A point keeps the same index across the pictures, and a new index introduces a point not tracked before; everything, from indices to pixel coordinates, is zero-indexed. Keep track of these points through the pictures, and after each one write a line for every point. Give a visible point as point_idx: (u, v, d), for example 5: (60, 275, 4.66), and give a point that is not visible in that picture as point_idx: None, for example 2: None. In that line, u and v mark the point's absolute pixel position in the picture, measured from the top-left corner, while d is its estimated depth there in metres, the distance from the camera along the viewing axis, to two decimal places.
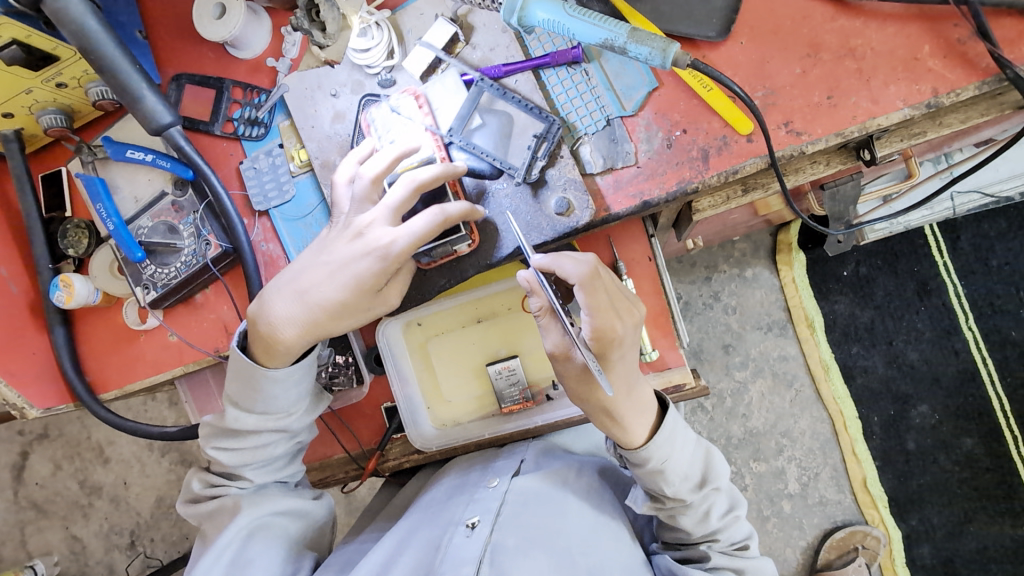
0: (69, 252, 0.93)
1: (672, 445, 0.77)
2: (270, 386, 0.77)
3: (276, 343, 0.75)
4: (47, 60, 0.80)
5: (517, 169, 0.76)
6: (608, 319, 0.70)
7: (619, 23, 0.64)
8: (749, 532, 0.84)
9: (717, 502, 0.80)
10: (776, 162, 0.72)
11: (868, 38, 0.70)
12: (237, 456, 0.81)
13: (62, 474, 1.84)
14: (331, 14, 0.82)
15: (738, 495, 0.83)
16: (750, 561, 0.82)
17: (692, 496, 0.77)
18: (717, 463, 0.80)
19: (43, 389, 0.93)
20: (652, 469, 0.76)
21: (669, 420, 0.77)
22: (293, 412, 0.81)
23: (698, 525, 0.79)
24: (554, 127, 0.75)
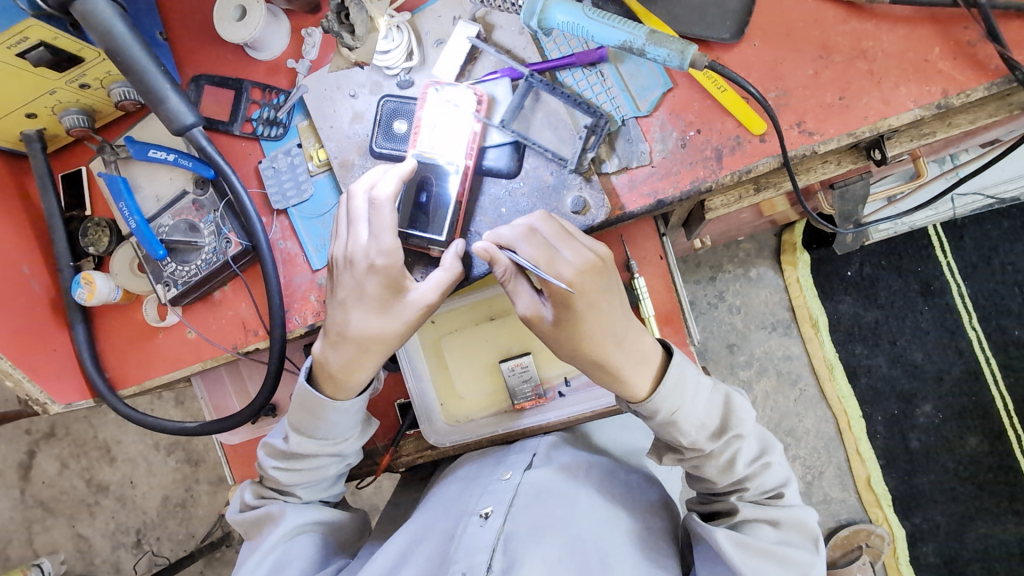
0: (90, 250, 0.95)
1: (682, 393, 0.77)
2: (336, 416, 0.81)
3: (348, 381, 0.79)
4: (73, 62, 0.82)
5: (569, 159, 0.77)
6: (560, 267, 0.70)
7: (638, 25, 0.66)
8: (786, 477, 0.81)
9: (742, 448, 0.79)
10: (790, 162, 0.73)
11: (879, 40, 0.71)
12: (294, 475, 0.84)
13: (70, 473, 1.85)
14: (359, 16, 0.83)
15: (768, 440, 0.81)
16: (787, 509, 0.78)
17: (710, 445, 0.78)
18: (737, 408, 0.79)
19: (65, 384, 0.94)
20: (663, 420, 0.77)
21: (674, 367, 0.77)
22: (348, 437, 0.85)
23: (722, 474, 0.79)
24: (602, 121, 0.76)
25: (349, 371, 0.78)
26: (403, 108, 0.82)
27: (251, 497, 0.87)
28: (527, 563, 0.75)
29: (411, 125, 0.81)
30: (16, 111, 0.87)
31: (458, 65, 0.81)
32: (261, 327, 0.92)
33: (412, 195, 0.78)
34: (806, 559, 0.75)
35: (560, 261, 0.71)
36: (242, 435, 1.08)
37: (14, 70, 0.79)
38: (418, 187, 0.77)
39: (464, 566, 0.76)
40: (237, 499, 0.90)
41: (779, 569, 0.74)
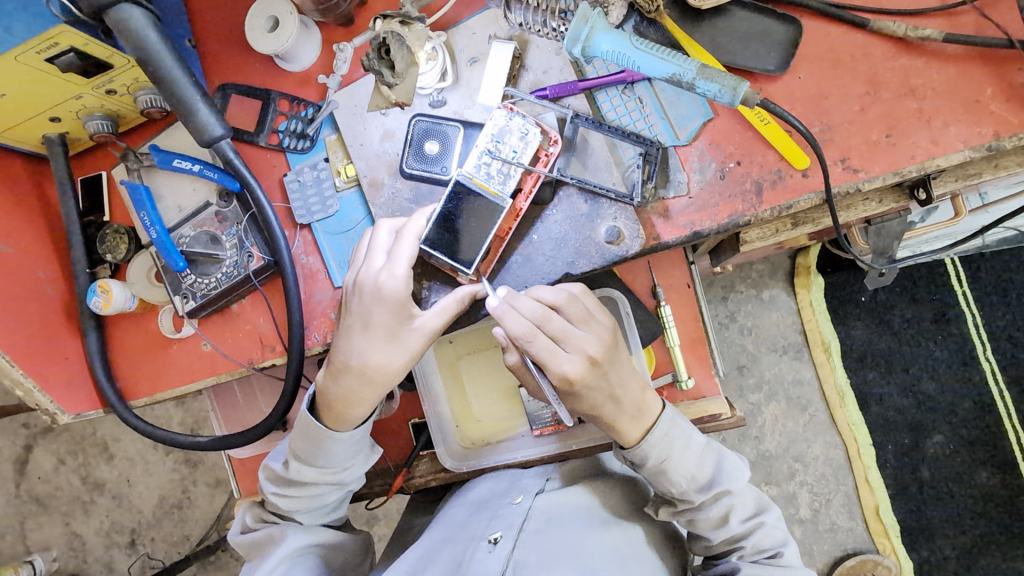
0: (107, 257, 0.92)
1: (672, 445, 0.75)
2: (336, 446, 0.79)
3: (349, 416, 0.76)
4: (101, 68, 0.80)
5: (631, 195, 0.75)
6: (563, 365, 0.69)
7: (688, 58, 0.65)
8: (784, 538, 0.77)
9: (737, 503, 0.76)
10: (832, 199, 0.71)
11: (929, 78, 0.69)
12: (293, 502, 0.82)
13: (66, 469, 1.83)
14: (400, 53, 0.79)
15: (764, 499, 0.78)
16: (788, 569, 0.74)
17: (700, 498, 0.75)
18: (728, 463, 0.76)
19: (76, 394, 0.92)
20: (653, 468, 0.75)
21: (665, 420, 0.75)
22: (349, 466, 0.82)
23: (716, 529, 0.76)
24: (655, 150, 0.75)
25: (348, 404, 0.75)
26: (435, 128, 0.80)
27: (252, 521, 0.85)
28: None
29: (443, 147, 0.80)
30: (40, 115, 0.85)
31: (502, 87, 0.79)
32: (279, 343, 0.90)
33: (445, 215, 0.74)
34: None
35: (561, 359, 0.69)
36: (251, 449, 1.06)
37: (42, 75, 0.78)
38: (450, 206, 0.74)
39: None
40: (237, 522, 0.87)
41: None
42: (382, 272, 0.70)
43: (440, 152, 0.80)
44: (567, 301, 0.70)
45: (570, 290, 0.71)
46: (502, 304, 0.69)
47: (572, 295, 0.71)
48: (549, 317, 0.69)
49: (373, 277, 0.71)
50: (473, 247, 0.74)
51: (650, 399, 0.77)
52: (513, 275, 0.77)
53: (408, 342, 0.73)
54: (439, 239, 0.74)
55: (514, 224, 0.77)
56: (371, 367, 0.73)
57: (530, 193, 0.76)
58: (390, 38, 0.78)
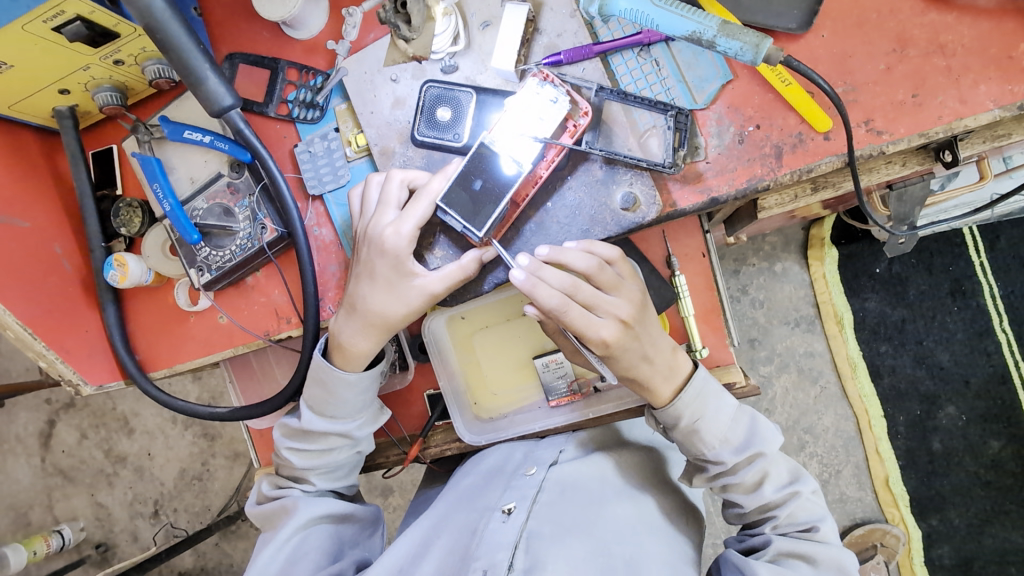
0: (122, 231, 0.93)
1: (705, 403, 0.75)
2: (345, 394, 0.81)
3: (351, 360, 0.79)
4: (109, 37, 0.79)
5: (663, 161, 0.73)
6: (600, 330, 0.70)
7: (709, 15, 0.63)
8: (823, 513, 0.76)
9: (772, 471, 0.75)
10: (854, 162, 0.69)
11: (959, 33, 0.67)
12: (306, 458, 0.84)
13: (88, 443, 1.88)
14: (416, 6, 0.80)
15: (801, 470, 0.77)
16: (822, 547, 0.73)
17: (733, 459, 0.75)
18: (763, 427, 0.76)
19: (96, 366, 0.94)
20: (685, 427, 0.75)
21: (698, 379, 0.75)
22: (358, 419, 0.84)
23: (749, 495, 0.76)
24: (685, 116, 0.73)
25: (353, 344, 0.77)
26: (446, 94, 0.79)
27: (268, 488, 0.87)
28: (552, 562, 0.71)
29: (455, 114, 0.78)
30: (50, 87, 0.85)
31: (516, 50, 0.76)
32: (294, 315, 0.91)
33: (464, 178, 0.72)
34: None
35: (596, 326, 0.70)
36: (268, 421, 1.08)
37: (49, 44, 0.77)
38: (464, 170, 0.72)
39: (485, 563, 0.70)
40: (253, 493, 0.89)
41: None
42: (389, 225, 0.73)
43: (453, 118, 0.78)
44: (598, 269, 0.70)
45: (599, 260, 0.70)
46: (529, 278, 0.68)
47: (602, 264, 0.71)
48: (579, 285, 0.69)
49: (377, 229, 0.74)
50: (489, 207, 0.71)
51: (681, 358, 0.77)
52: (527, 243, 0.77)
53: (408, 296, 0.74)
54: (455, 199, 0.71)
55: (533, 189, 0.75)
56: (372, 314, 0.76)
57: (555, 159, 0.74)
58: None
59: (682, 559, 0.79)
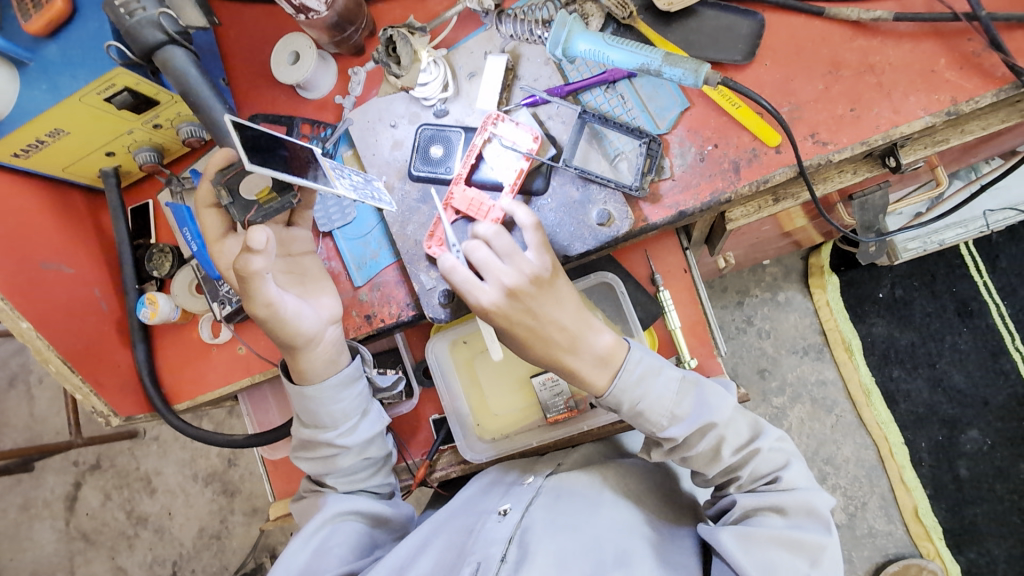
0: (153, 273, 1.03)
1: (644, 386, 0.76)
2: (315, 403, 0.87)
3: (305, 371, 0.86)
4: (150, 104, 0.92)
5: (632, 183, 0.81)
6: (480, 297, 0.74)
7: (654, 49, 0.73)
8: (784, 459, 0.78)
9: (727, 433, 0.77)
10: (805, 171, 0.77)
11: (886, 55, 0.75)
12: (315, 464, 0.90)
13: (112, 505, 1.92)
14: (405, 49, 0.88)
15: (757, 425, 0.79)
16: (787, 493, 0.75)
17: (682, 433, 0.76)
18: (708, 395, 0.77)
19: (126, 398, 1.02)
20: (628, 411, 0.77)
21: (630, 362, 0.76)
22: (339, 423, 0.88)
23: (709, 464, 0.78)
24: (656, 143, 0.81)
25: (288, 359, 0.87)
26: (439, 134, 0.89)
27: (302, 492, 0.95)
28: (542, 554, 0.77)
29: (446, 151, 0.89)
30: (98, 150, 0.98)
31: (497, 94, 0.87)
32: None
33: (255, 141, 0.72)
34: (818, 543, 0.71)
35: (479, 291, 0.74)
36: (283, 451, 1.13)
37: (101, 112, 0.90)
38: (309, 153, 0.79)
39: (479, 557, 0.77)
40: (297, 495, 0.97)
41: (789, 556, 0.72)
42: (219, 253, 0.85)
43: (445, 154, 0.89)
44: (499, 233, 0.74)
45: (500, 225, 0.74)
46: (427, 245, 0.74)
47: (500, 231, 0.74)
48: (474, 247, 0.73)
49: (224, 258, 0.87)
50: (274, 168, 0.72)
51: (610, 343, 0.77)
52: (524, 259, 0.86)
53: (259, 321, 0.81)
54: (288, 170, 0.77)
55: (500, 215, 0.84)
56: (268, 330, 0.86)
57: (517, 186, 0.84)
58: (397, 35, 0.88)
59: (684, 558, 0.79)
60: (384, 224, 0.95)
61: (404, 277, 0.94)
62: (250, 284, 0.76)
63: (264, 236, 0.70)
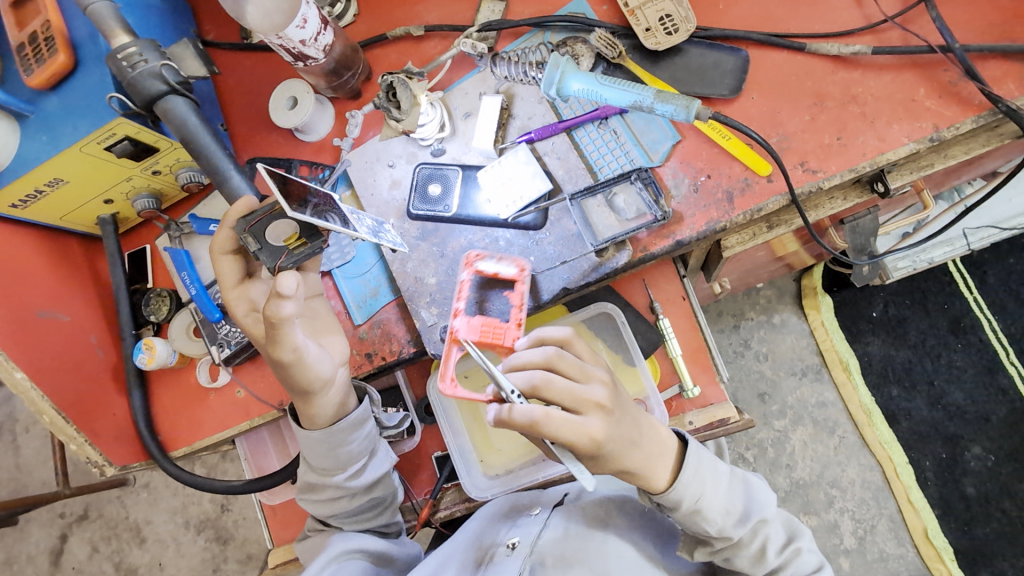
0: (151, 318, 1.02)
1: (703, 481, 0.74)
2: (323, 447, 0.85)
3: (316, 413, 0.84)
4: (150, 152, 0.93)
5: (653, 212, 0.82)
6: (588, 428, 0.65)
7: (646, 87, 0.75)
8: (818, 563, 0.78)
9: (771, 535, 0.76)
10: (797, 199, 0.79)
11: (867, 86, 0.78)
12: (320, 506, 0.89)
13: (99, 557, 1.85)
14: (405, 94, 0.89)
15: (794, 525, 0.79)
16: None
17: (738, 531, 0.74)
18: (755, 491, 0.77)
19: (122, 447, 1.00)
20: (688, 510, 0.73)
21: (691, 456, 0.74)
22: (347, 467, 0.87)
23: (754, 564, 0.76)
24: (648, 175, 0.83)
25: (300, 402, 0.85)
26: (437, 173, 0.91)
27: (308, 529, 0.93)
28: None
29: (444, 189, 0.90)
30: (97, 198, 0.98)
31: (493, 132, 0.89)
32: None
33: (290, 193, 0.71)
34: None
35: (583, 424, 0.65)
36: (282, 496, 1.10)
37: (101, 161, 0.90)
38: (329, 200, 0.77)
39: None
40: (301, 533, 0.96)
41: None
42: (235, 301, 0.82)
43: (443, 192, 0.90)
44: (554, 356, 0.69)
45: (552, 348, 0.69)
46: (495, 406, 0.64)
47: (558, 351, 0.69)
48: (549, 379, 0.66)
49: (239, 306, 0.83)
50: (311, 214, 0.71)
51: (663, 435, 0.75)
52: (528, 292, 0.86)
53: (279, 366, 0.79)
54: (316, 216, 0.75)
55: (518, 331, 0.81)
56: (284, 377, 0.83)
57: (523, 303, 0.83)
58: (397, 82, 0.89)
59: None
60: (384, 261, 0.95)
61: (404, 314, 0.94)
62: (279, 330, 0.73)
63: (294, 281, 0.67)
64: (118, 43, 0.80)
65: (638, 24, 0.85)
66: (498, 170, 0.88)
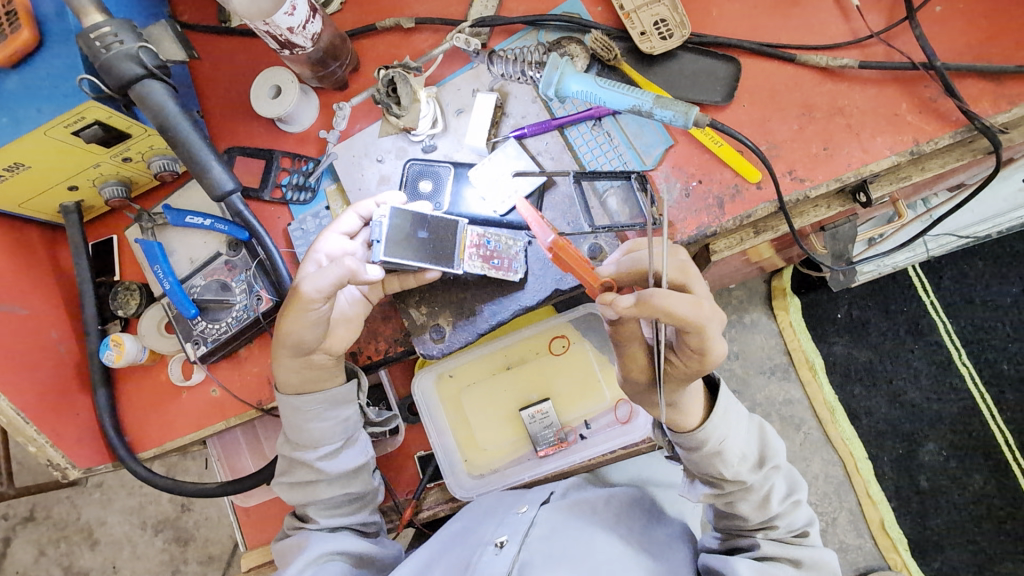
0: (119, 312, 0.97)
1: (730, 426, 0.78)
2: (298, 420, 0.84)
3: (287, 379, 0.83)
4: (121, 138, 0.88)
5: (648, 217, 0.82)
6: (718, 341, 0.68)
7: (644, 92, 0.76)
8: (811, 519, 0.83)
9: (776, 486, 0.81)
10: (785, 206, 0.81)
11: (853, 99, 0.81)
12: (296, 494, 0.86)
13: (47, 560, 1.76)
14: (405, 89, 0.87)
15: (798, 481, 0.83)
16: (811, 550, 0.80)
17: (751, 476, 0.79)
18: (772, 439, 0.82)
19: (85, 449, 0.95)
20: (710, 451, 0.78)
21: (723, 400, 0.78)
22: (322, 446, 0.85)
23: (757, 510, 0.80)
24: (645, 180, 0.83)
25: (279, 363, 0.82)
26: (427, 169, 0.89)
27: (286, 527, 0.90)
28: None
29: (435, 186, 0.89)
30: (60, 184, 0.92)
31: (486, 129, 0.88)
32: None
33: (399, 226, 0.81)
34: None
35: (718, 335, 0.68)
36: (258, 498, 1.06)
37: (67, 146, 0.85)
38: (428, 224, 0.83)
39: None
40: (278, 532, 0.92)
41: None
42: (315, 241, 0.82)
43: (433, 190, 0.88)
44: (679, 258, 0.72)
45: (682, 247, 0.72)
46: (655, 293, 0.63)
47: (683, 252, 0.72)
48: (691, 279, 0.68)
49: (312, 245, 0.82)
50: (411, 254, 0.80)
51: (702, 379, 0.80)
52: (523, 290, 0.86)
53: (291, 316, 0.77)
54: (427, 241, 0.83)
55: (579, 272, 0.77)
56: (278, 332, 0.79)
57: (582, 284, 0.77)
58: (398, 77, 0.87)
59: None
60: None
61: (390, 313, 0.92)
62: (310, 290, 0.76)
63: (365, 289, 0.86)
64: (92, 23, 0.75)
65: (633, 28, 0.85)
66: (489, 167, 0.88)
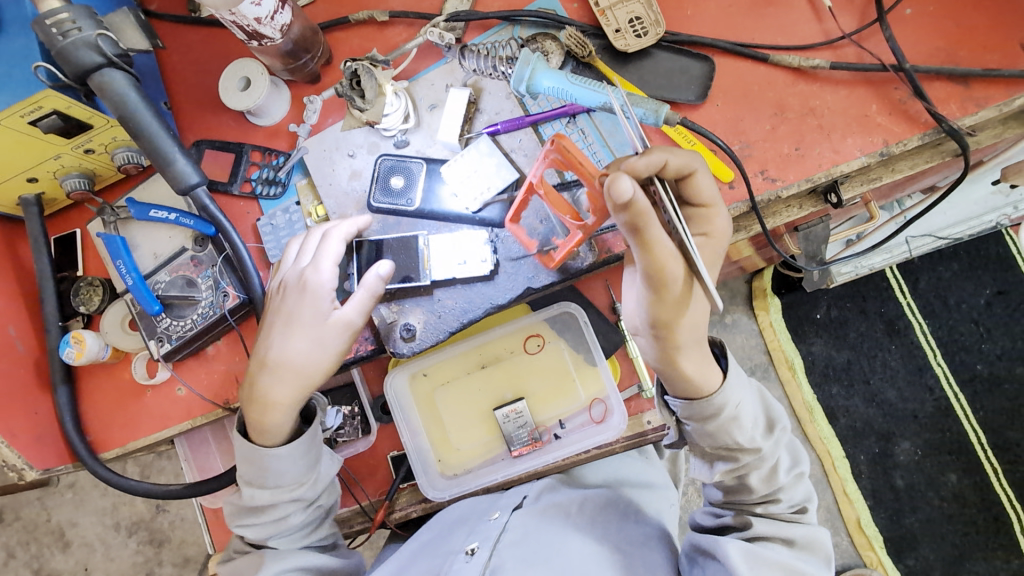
0: (80, 308, 0.95)
1: (745, 390, 0.73)
2: (280, 463, 0.79)
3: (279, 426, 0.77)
4: (82, 128, 0.85)
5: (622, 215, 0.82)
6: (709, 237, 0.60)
7: (615, 89, 0.75)
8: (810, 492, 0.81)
9: (782, 456, 0.77)
10: (757, 206, 0.81)
11: (824, 99, 0.81)
12: (261, 530, 0.81)
13: (16, 563, 1.71)
14: (369, 83, 0.85)
15: (801, 452, 0.80)
16: (806, 526, 0.78)
17: (765, 443, 0.75)
18: (775, 405, 0.79)
19: (44, 449, 0.91)
20: (727, 417, 0.72)
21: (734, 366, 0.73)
22: (305, 480, 0.81)
23: (766, 482, 0.76)
24: None
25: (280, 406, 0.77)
26: (399, 165, 0.88)
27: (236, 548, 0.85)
28: None
29: (407, 182, 0.88)
30: (19, 175, 0.89)
31: (459, 125, 0.87)
32: None
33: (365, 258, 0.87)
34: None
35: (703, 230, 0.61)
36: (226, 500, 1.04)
37: (25, 137, 0.82)
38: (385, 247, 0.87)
39: None
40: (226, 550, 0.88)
41: None
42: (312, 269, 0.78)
43: (405, 186, 0.88)
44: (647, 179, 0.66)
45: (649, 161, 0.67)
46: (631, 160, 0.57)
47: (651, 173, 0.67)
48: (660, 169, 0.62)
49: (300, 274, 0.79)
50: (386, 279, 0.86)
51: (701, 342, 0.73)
52: (496, 287, 0.86)
53: (327, 337, 0.78)
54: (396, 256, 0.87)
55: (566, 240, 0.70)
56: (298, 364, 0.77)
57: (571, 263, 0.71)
58: (361, 69, 0.84)
59: None
60: None
61: None
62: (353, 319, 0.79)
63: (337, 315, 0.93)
64: (48, 8, 0.73)
65: (608, 25, 0.84)
66: (461, 163, 0.86)
